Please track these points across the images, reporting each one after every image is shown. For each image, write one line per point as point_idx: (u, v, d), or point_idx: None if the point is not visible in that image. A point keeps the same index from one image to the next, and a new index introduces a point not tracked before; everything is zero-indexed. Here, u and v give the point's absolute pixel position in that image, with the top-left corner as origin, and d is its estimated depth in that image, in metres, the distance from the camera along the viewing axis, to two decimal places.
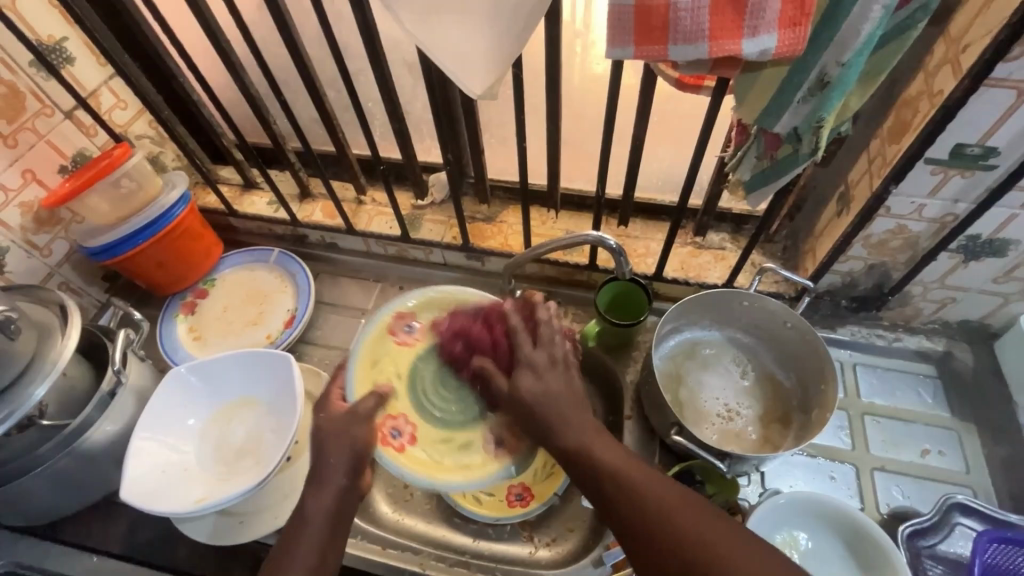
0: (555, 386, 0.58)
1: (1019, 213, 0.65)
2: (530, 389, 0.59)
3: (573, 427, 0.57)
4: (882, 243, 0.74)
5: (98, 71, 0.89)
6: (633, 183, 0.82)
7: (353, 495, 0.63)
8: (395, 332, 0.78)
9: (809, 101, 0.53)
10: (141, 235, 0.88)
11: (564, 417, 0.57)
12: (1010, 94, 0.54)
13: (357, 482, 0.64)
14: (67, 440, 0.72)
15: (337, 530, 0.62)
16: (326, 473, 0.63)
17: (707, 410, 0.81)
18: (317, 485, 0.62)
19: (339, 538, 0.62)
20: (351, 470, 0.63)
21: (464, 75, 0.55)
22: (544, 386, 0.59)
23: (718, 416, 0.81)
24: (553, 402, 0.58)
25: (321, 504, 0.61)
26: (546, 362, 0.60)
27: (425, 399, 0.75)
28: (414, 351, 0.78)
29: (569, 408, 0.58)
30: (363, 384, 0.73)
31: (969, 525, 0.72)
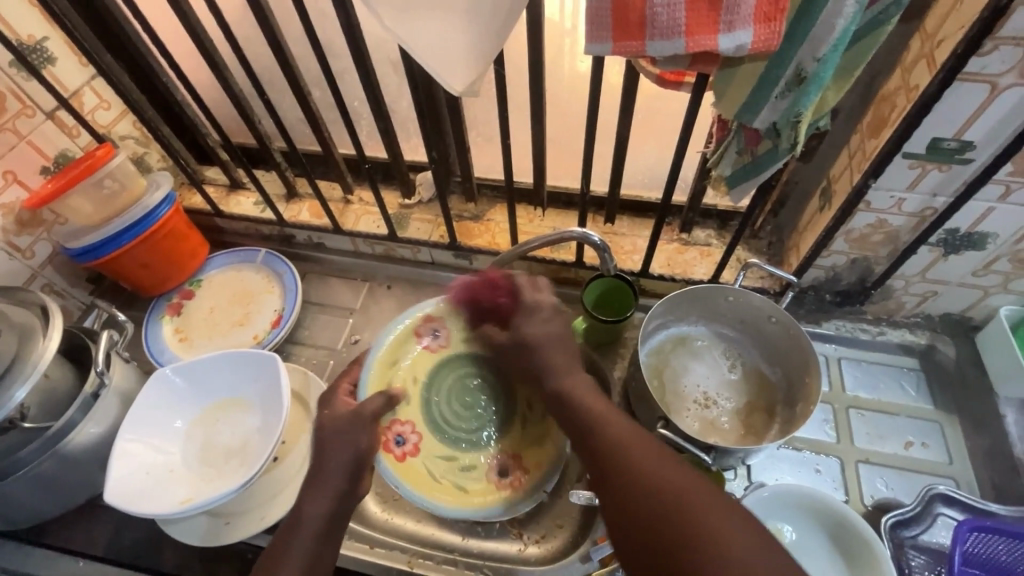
0: (554, 330, 0.66)
1: (996, 206, 0.66)
2: (533, 330, 0.66)
3: (563, 373, 0.62)
4: (864, 237, 0.75)
5: (81, 71, 0.88)
6: (618, 179, 0.82)
7: (351, 499, 0.64)
8: (420, 337, 0.84)
9: (787, 96, 0.53)
10: (125, 236, 0.87)
11: (558, 363, 0.63)
12: (983, 89, 0.55)
13: (355, 488, 0.64)
14: (50, 443, 0.72)
15: (335, 530, 0.62)
16: (326, 475, 0.63)
17: (686, 396, 0.82)
18: (317, 486, 0.63)
19: (335, 538, 0.62)
20: (351, 474, 0.64)
21: (446, 72, 0.55)
22: (540, 333, 0.65)
23: (695, 402, 0.81)
24: (546, 346, 0.64)
25: (318, 509, 0.61)
26: (546, 308, 0.67)
27: (436, 413, 0.82)
28: (435, 358, 0.85)
29: (563, 357, 0.64)
30: (377, 382, 0.79)
31: (951, 515, 0.73)
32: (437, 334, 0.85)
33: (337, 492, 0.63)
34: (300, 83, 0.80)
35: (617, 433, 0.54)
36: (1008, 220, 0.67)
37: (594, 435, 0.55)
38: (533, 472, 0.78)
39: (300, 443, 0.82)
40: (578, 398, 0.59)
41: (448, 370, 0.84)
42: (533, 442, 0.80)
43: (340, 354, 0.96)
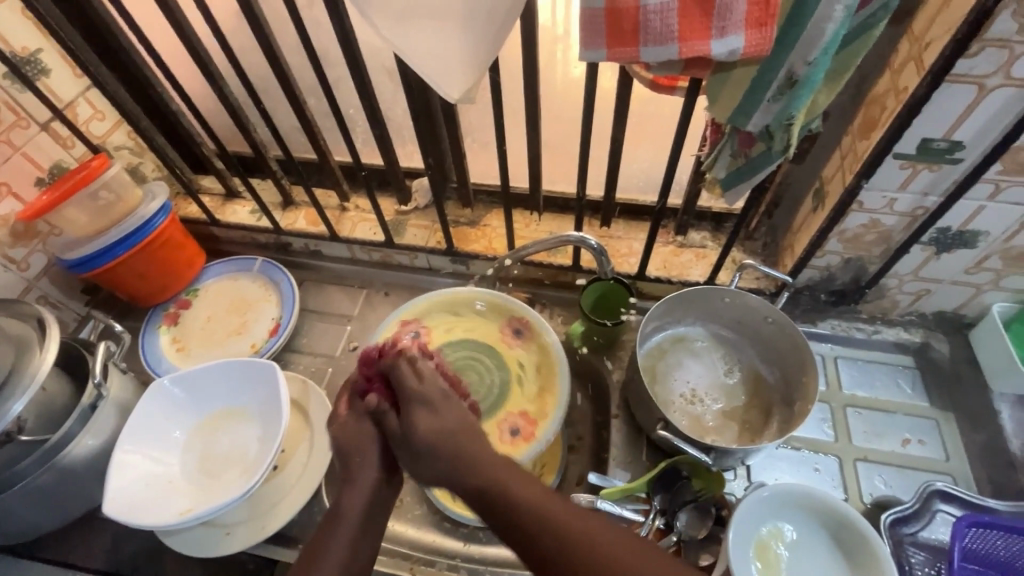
0: (448, 419, 0.59)
1: (985, 205, 0.67)
2: (424, 425, 0.58)
3: (474, 467, 0.56)
4: (857, 237, 0.76)
5: (75, 82, 0.88)
6: (613, 183, 0.83)
7: (386, 490, 0.63)
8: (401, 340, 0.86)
9: (780, 100, 0.54)
10: (120, 247, 0.87)
11: (467, 455, 0.56)
12: (971, 90, 0.56)
13: (388, 476, 0.63)
14: (47, 455, 0.71)
15: (375, 518, 0.61)
16: (356, 474, 0.62)
17: (673, 391, 0.82)
18: (349, 484, 0.62)
19: (375, 528, 0.61)
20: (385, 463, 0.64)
21: (441, 80, 0.55)
22: (428, 426, 0.58)
23: (682, 398, 0.82)
24: (442, 442, 0.57)
25: (355, 502, 0.60)
26: (430, 394, 0.61)
27: None
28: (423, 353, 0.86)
29: (470, 447, 0.57)
30: None
31: (950, 511, 0.74)
32: (417, 331, 0.87)
33: (371, 483, 0.62)
34: (295, 92, 0.80)
35: (562, 520, 0.51)
36: (999, 218, 0.68)
37: (537, 529, 0.51)
38: (543, 422, 0.79)
39: (300, 451, 0.81)
40: (504, 489, 0.54)
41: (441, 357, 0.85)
42: (536, 397, 0.82)
43: (339, 361, 0.96)
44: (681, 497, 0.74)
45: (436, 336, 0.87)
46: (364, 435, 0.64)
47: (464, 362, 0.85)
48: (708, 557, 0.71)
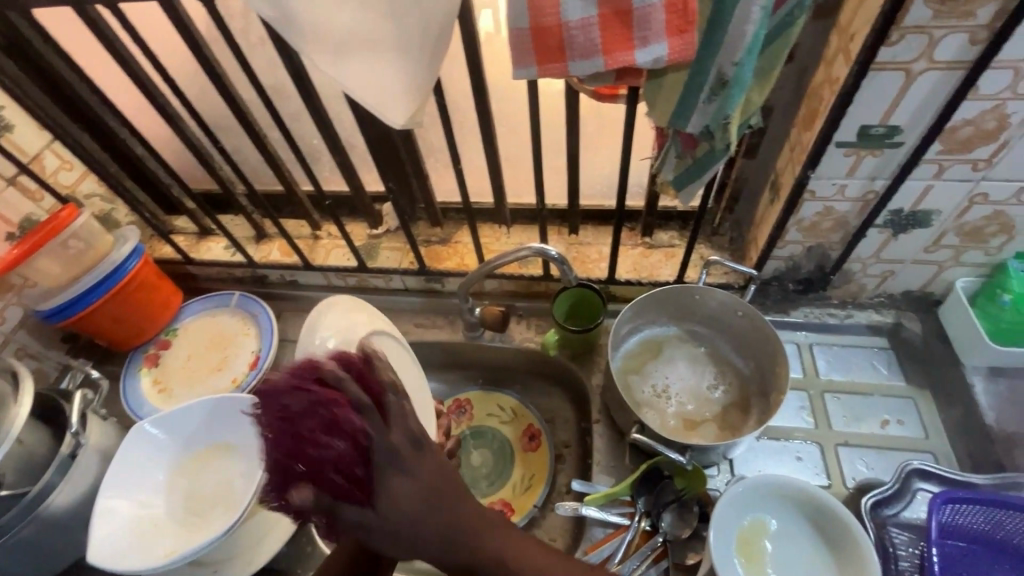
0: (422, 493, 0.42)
1: (932, 183, 0.68)
2: (411, 513, 0.41)
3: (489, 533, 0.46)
4: (814, 225, 0.77)
5: (38, 135, 0.89)
6: (574, 190, 0.84)
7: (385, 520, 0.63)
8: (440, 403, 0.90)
9: (715, 100, 0.55)
10: (94, 293, 0.88)
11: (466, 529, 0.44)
12: (899, 75, 0.57)
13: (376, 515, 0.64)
14: (29, 508, 0.71)
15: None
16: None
17: (644, 387, 0.83)
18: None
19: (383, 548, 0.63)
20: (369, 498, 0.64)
21: (384, 108, 0.57)
22: (410, 510, 0.41)
23: (654, 393, 0.83)
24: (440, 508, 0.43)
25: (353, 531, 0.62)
26: (406, 459, 0.41)
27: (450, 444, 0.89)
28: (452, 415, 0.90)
29: (447, 518, 0.43)
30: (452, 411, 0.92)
31: (929, 489, 0.75)
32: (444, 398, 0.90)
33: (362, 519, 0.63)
34: (254, 128, 0.81)
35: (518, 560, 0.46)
36: (946, 196, 0.69)
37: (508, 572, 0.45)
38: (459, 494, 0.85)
39: None
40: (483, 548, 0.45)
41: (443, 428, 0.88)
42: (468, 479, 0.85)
43: None
44: (664, 497, 0.75)
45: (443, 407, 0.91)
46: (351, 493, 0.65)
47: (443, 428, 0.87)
48: (693, 556, 0.72)
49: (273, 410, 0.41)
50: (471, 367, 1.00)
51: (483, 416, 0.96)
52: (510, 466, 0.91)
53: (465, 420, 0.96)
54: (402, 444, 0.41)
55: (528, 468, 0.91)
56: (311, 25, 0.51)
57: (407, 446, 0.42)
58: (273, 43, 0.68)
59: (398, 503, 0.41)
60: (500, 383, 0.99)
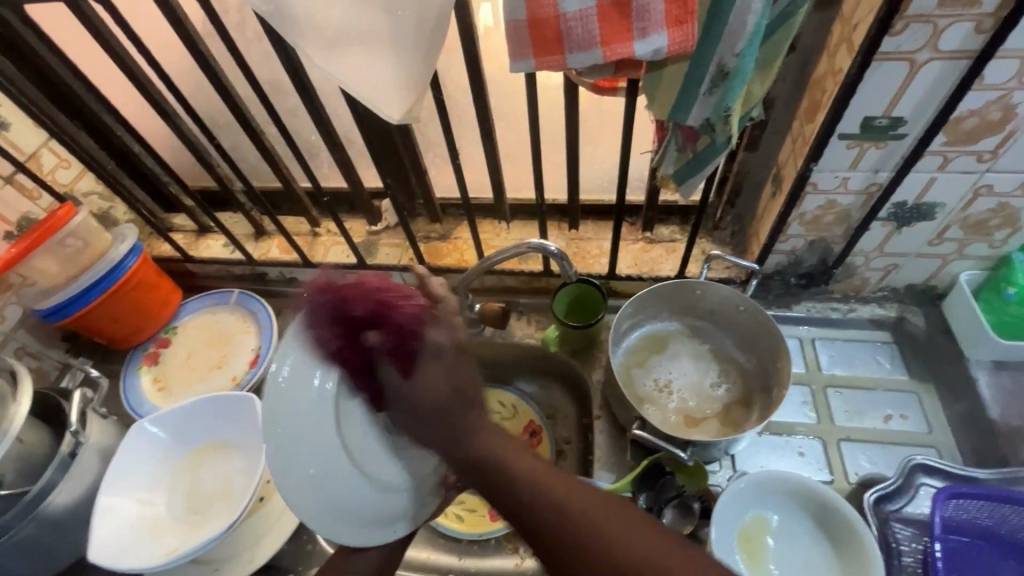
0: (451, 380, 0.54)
1: (937, 175, 0.67)
2: (433, 388, 0.54)
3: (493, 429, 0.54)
4: (817, 219, 0.76)
5: (35, 133, 0.89)
6: (574, 185, 0.84)
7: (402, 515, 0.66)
8: None
9: (715, 92, 0.54)
10: (93, 291, 0.88)
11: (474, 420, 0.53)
12: (903, 66, 0.57)
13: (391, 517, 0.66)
14: (29, 507, 0.71)
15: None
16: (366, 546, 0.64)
17: (645, 382, 0.83)
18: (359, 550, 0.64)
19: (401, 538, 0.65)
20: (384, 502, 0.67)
21: (380, 103, 0.56)
22: (438, 390, 0.54)
23: (655, 388, 0.83)
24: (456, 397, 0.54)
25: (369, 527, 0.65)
26: (442, 349, 0.55)
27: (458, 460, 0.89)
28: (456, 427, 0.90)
29: (465, 411, 0.54)
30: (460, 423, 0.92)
31: (932, 484, 0.74)
32: None
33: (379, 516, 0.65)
34: (251, 124, 0.81)
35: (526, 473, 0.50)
36: (951, 188, 0.68)
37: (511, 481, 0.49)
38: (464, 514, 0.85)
39: None
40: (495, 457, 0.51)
41: None
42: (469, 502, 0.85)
43: None
44: (666, 494, 0.74)
45: None
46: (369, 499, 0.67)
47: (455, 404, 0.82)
48: None
49: (349, 282, 0.54)
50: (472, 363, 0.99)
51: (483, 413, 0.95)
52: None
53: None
54: (444, 339, 0.56)
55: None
56: (305, 18, 0.51)
57: (444, 341, 0.55)
58: (269, 39, 0.67)
59: (424, 375, 0.54)
60: (501, 379, 0.99)
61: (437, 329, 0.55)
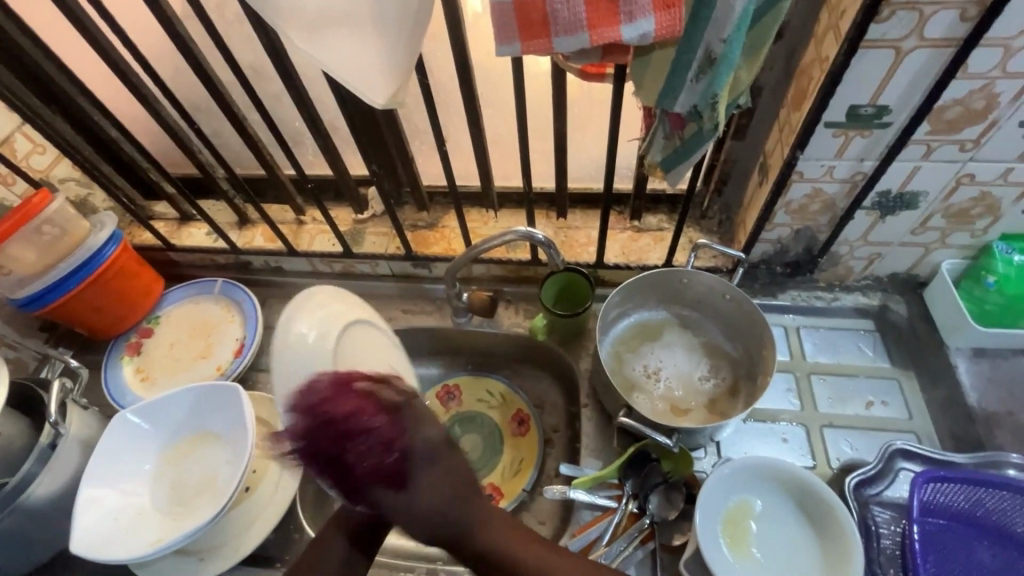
0: (442, 481, 0.58)
1: (920, 165, 0.68)
2: (432, 495, 0.57)
3: (489, 521, 0.61)
4: (803, 208, 0.76)
5: (8, 117, 0.86)
6: (562, 173, 0.83)
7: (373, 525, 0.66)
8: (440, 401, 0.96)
9: (702, 79, 0.54)
10: (70, 280, 0.86)
11: (471, 518, 0.60)
12: (889, 54, 0.57)
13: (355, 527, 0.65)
14: (8, 498, 0.70)
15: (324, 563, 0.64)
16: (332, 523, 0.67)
17: (634, 371, 0.84)
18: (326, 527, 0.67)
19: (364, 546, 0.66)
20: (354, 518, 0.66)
21: (364, 87, 0.55)
22: (435, 494, 0.57)
23: (644, 376, 0.83)
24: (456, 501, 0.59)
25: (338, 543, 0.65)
26: (428, 454, 0.58)
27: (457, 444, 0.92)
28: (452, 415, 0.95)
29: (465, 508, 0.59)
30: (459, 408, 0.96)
31: (911, 468, 0.75)
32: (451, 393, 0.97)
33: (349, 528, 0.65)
34: (233, 110, 0.79)
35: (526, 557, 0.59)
36: (934, 177, 0.69)
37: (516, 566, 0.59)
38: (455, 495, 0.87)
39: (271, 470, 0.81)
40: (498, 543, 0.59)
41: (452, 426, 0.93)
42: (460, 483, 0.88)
43: None
44: (652, 479, 0.75)
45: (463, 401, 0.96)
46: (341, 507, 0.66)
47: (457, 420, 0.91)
48: (680, 537, 0.73)
49: (331, 397, 0.55)
50: (460, 352, 0.99)
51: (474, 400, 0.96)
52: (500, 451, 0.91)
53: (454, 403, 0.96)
54: (426, 442, 0.58)
55: (518, 452, 0.91)
56: None
57: (427, 440, 0.58)
58: (248, 20, 0.65)
59: (421, 487, 0.57)
60: (489, 368, 0.99)
61: (417, 429, 0.58)
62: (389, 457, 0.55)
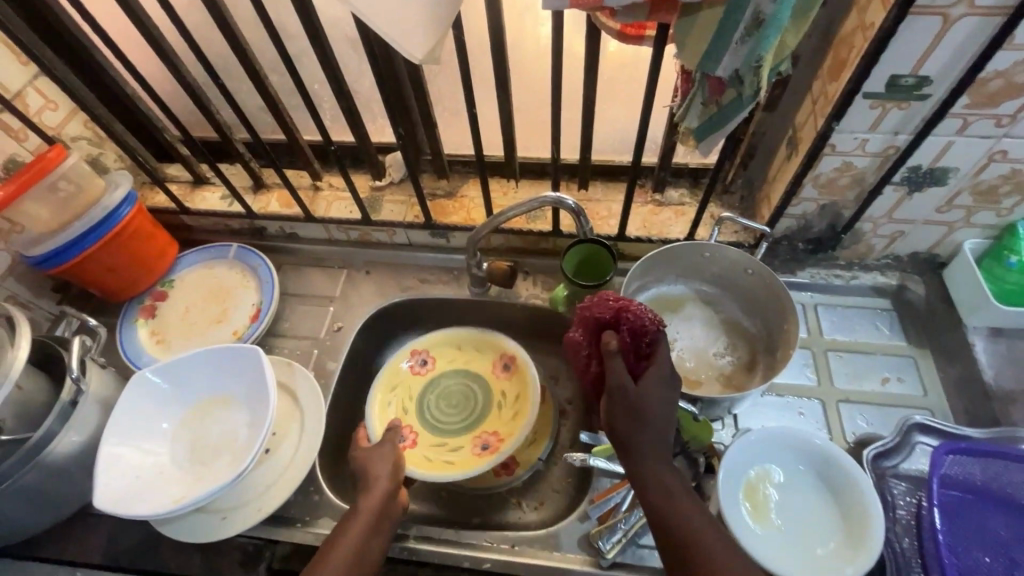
0: (663, 408, 0.59)
1: (954, 140, 0.67)
2: (655, 408, 0.59)
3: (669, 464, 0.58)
4: (831, 182, 0.76)
5: (21, 70, 0.84)
6: (588, 143, 0.82)
7: (395, 495, 0.70)
8: (411, 365, 0.94)
9: (748, 41, 0.53)
10: (86, 240, 0.85)
11: (659, 447, 0.58)
12: (936, 21, 0.56)
13: (398, 485, 0.71)
14: (31, 454, 0.70)
15: (384, 520, 0.67)
16: (374, 481, 0.70)
17: None
18: (367, 488, 0.69)
19: (384, 527, 0.67)
20: (393, 476, 0.71)
21: (403, 40, 0.53)
22: (656, 409, 0.59)
23: None
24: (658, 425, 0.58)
25: (369, 503, 0.67)
26: (669, 372, 0.60)
27: (431, 409, 0.91)
28: (426, 378, 0.94)
29: (660, 445, 0.58)
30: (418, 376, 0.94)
31: (927, 442, 0.77)
32: (425, 358, 0.95)
33: (382, 488, 0.69)
34: (256, 68, 0.77)
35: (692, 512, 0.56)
36: (967, 152, 0.69)
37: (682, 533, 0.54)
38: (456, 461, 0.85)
39: (292, 432, 0.82)
40: (673, 502, 0.56)
41: (431, 389, 0.93)
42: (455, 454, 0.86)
43: (324, 342, 0.94)
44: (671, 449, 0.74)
45: (437, 364, 0.95)
46: (381, 452, 0.74)
47: (451, 390, 0.93)
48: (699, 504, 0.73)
49: (614, 298, 0.67)
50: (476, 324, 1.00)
51: (464, 357, 0.94)
52: (481, 413, 0.90)
53: (429, 365, 0.94)
54: (671, 364, 0.62)
55: (492, 424, 0.89)
56: None
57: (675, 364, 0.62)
58: None
59: (646, 387, 0.58)
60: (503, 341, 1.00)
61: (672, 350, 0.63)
62: (636, 349, 0.63)
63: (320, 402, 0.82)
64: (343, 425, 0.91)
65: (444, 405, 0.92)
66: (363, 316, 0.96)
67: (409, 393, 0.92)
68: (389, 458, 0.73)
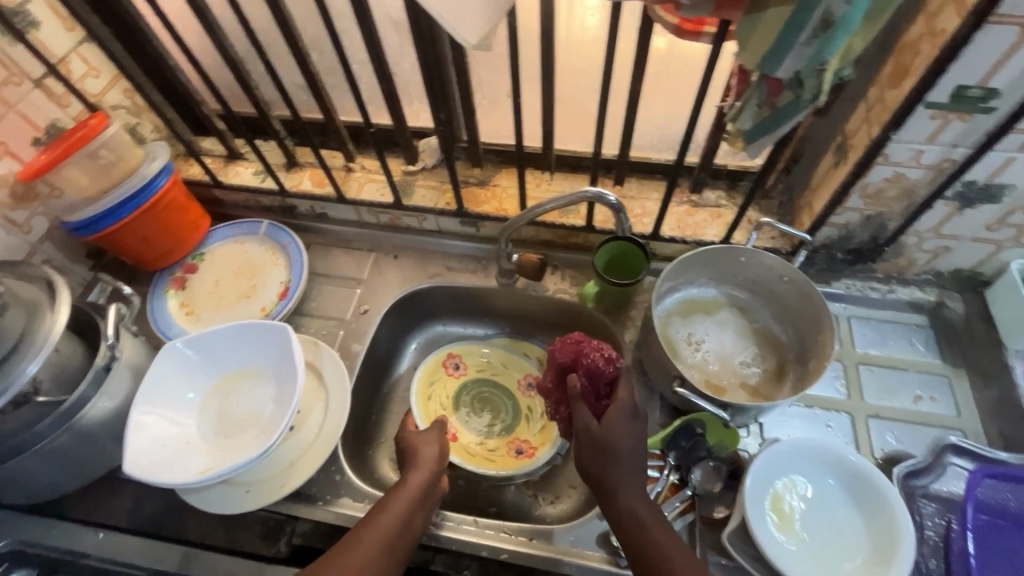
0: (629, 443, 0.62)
1: (1015, 156, 0.65)
2: (621, 444, 0.62)
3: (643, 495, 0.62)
4: (879, 192, 0.74)
5: (66, 36, 0.83)
6: (629, 139, 0.81)
7: (440, 478, 0.72)
8: (445, 366, 0.95)
9: (813, 44, 0.51)
10: (124, 209, 0.85)
11: (631, 480, 0.62)
12: (1012, 32, 0.54)
13: (443, 472, 0.74)
14: (66, 416, 0.71)
15: (426, 500, 0.70)
16: (421, 461, 0.73)
17: (682, 342, 0.83)
18: (414, 467, 0.72)
19: (427, 506, 0.70)
20: (439, 458, 0.74)
21: (459, 23, 0.52)
22: (622, 444, 0.62)
23: (692, 350, 0.83)
24: (628, 460, 0.62)
25: (415, 482, 0.70)
26: (632, 408, 0.63)
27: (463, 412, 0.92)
28: (459, 381, 0.95)
29: (632, 478, 0.62)
30: (450, 379, 0.95)
31: (961, 464, 0.75)
32: (458, 362, 0.96)
33: (428, 467, 0.72)
34: (299, 45, 0.77)
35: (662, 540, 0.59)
36: None
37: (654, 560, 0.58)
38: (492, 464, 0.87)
39: (316, 412, 0.82)
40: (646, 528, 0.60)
41: (463, 394, 0.94)
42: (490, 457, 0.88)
43: (349, 324, 0.94)
44: (697, 453, 0.74)
45: (469, 369, 0.96)
46: (429, 436, 0.77)
47: (482, 395, 0.94)
48: (722, 510, 0.72)
49: (576, 340, 0.69)
50: (501, 317, 1.00)
51: (493, 369, 0.96)
52: (512, 421, 0.91)
53: (459, 374, 0.95)
54: (634, 400, 0.64)
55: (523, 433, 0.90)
56: None
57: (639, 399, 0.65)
58: None
59: (611, 425, 0.62)
60: (526, 333, 1.00)
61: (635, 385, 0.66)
62: (600, 389, 0.66)
63: (345, 381, 0.83)
64: (365, 407, 0.92)
65: (475, 410, 0.92)
66: (390, 300, 0.96)
67: (442, 400, 0.93)
68: (436, 436, 0.77)
